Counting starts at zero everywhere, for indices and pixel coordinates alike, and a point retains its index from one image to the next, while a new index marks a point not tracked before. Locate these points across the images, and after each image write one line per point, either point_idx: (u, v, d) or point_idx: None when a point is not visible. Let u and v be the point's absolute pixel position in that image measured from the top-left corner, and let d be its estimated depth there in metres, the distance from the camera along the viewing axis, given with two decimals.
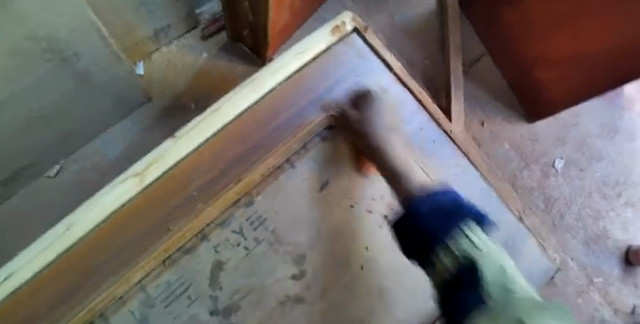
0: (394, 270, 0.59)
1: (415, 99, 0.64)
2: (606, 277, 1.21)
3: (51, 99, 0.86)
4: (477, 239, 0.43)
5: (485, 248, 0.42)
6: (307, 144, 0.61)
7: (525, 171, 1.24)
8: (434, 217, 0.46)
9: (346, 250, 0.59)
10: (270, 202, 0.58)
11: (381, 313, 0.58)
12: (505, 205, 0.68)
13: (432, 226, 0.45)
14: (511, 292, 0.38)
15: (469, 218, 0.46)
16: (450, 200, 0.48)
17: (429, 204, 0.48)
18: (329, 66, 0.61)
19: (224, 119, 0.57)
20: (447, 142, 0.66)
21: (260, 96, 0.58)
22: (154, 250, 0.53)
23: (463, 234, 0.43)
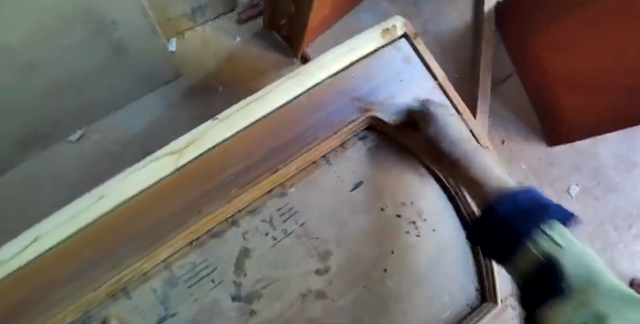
0: (416, 276, 0.59)
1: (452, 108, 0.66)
2: None
3: (69, 73, 0.86)
4: (559, 235, 0.50)
5: (565, 245, 0.49)
6: (345, 143, 0.60)
7: (539, 194, 1.24)
8: (523, 222, 0.52)
9: (372, 250, 0.58)
10: (302, 194, 0.58)
11: (400, 318, 0.57)
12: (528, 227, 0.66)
13: (520, 226, 0.51)
14: (595, 285, 0.46)
15: (553, 219, 0.52)
16: (527, 197, 0.55)
17: (513, 205, 0.54)
18: (372, 68, 0.62)
19: (259, 113, 0.57)
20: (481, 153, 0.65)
21: (294, 96, 0.58)
22: (184, 228, 0.53)
23: (543, 231, 0.50)
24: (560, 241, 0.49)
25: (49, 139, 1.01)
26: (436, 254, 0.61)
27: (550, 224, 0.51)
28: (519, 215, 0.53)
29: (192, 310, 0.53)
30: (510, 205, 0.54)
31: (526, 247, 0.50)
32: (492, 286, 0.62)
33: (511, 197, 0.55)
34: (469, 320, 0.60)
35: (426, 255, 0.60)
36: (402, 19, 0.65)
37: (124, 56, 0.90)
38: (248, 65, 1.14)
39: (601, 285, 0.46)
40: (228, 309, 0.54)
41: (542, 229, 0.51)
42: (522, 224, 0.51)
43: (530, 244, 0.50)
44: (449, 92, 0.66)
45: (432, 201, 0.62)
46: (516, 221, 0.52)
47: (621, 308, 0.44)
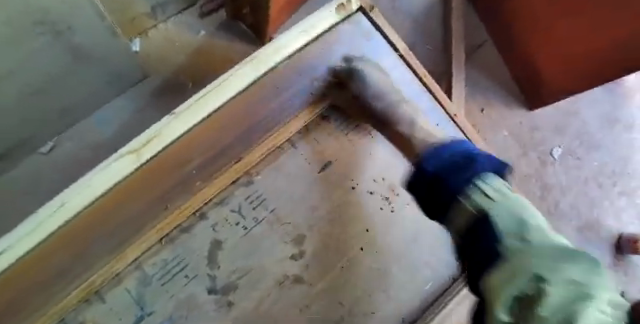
0: (395, 251, 0.58)
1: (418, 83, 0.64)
2: None
3: (26, 80, 0.81)
4: (494, 188, 0.45)
5: (498, 198, 0.44)
6: (310, 125, 0.59)
7: (522, 160, 1.23)
8: (457, 177, 0.47)
9: (348, 229, 0.57)
10: (270, 181, 0.56)
11: (381, 295, 0.57)
12: None
13: (450, 182, 0.47)
14: (526, 239, 0.40)
15: (486, 172, 0.47)
16: (461, 150, 0.52)
17: (429, 161, 0.52)
18: (331, 47, 0.58)
19: (217, 100, 0.54)
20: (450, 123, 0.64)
21: (251, 81, 0.55)
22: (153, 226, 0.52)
23: (477, 186, 0.46)
24: (497, 191, 0.45)
25: (23, 150, 1.02)
26: (413, 227, 0.60)
27: (484, 177, 0.47)
28: (449, 169, 0.49)
29: (168, 307, 0.52)
30: (435, 166, 0.50)
31: (461, 203, 0.46)
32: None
33: (431, 156, 0.52)
34: (454, 293, 0.58)
35: (402, 229, 0.59)
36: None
37: (85, 61, 0.87)
38: (217, 57, 1.12)
39: (532, 237, 0.40)
40: (204, 303, 0.53)
41: (474, 179, 0.46)
42: (445, 176, 0.48)
43: (462, 199, 0.46)
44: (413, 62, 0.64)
45: (404, 175, 0.61)
46: (437, 176, 0.49)
47: (559, 263, 0.37)
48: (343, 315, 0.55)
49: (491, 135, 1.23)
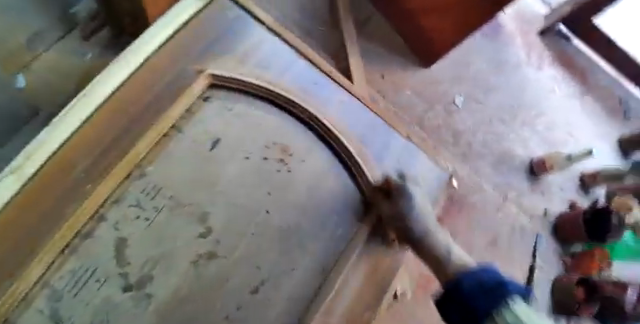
0: (300, 205, 0.61)
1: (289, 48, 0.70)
2: (519, 192, 1.36)
3: None
4: (523, 310, 0.41)
5: (529, 320, 0.40)
6: (191, 107, 0.59)
7: (430, 113, 1.31)
8: (479, 293, 0.45)
9: (249, 195, 0.59)
10: (161, 170, 0.56)
11: (297, 249, 0.59)
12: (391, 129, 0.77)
13: (479, 304, 0.44)
14: None
15: (517, 295, 0.44)
16: (494, 275, 0.47)
17: (456, 286, 0.49)
18: (202, 28, 0.64)
19: (102, 93, 0.57)
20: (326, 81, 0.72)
21: (135, 68, 0.59)
22: (60, 225, 0.48)
23: (508, 304, 0.42)
24: (533, 323, 0.40)
25: None
26: (312, 181, 0.62)
27: (506, 296, 0.43)
28: (476, 295, 0.45)
29: (87, 318, 0.45)
30: (468, 287, 0.47)
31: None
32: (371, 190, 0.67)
33: (470, 275, 0.49)
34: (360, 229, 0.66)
35: (304, 183, 0.62)
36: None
37: None
38: None
39: None
40: (123, 302, 0.48)
41: (496, 301, 0.43)
42: (466, 290, 0.47)
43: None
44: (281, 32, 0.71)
45: (294, 135, 0.62)
46: (454, 291, 0.48)
47: None
48: (263, 279, 0.57)
49: (402, 96, 1.29)
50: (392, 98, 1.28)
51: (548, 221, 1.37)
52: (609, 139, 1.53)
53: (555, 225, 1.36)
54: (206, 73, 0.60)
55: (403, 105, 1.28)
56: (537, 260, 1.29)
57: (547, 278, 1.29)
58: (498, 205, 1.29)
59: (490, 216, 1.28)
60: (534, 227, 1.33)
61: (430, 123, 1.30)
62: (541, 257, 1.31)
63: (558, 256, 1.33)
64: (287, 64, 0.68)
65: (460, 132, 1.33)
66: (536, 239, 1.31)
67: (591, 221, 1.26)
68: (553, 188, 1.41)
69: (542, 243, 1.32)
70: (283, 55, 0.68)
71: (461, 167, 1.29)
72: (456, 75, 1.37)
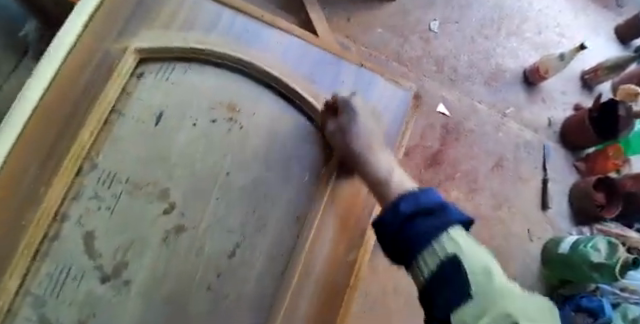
0: (258, 160, 0.58)
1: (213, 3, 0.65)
2: (517, 106, 1.29)
3: None
4: (455, 241, 0.43)
5: (464, 249, 0.42)
6: (126, 87, 0.57)
7: (407, 46, 1.25)
8: (419, 218, 0.44)
9: (205, 160, 0.57)
10: (112, 155, 0.54)
11: (265, 203, 0.58)
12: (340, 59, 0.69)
13: (413, 236, 0.44)
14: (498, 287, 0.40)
15: (455, 222, 0.44)
16: (434, 200, 0.46)
17: (395, 213, 0.46)
18: (122, 3, 0.60)
19: (38, 87, 0.52)
20: (259, 26, 0.66)
21: (65, 55, 0.54)
22: (26, 231, 0.45)
23: (444, 235, 0.43)
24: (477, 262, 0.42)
25: None
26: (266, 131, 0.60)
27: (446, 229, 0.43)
28: (424, 232, 0.43)
29: (73, 316, 0.45)
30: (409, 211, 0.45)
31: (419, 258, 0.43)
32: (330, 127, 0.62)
33: (408, 199, 0.46)
34: (326, 173, 0.61)
35: (257, 137, 0.59)
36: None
37: None
38: None
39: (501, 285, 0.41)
40: (104, 293, 0.48)
41: (439, 234, 0.43)
42: (416, 226, 0.44)
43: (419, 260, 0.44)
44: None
45: (239, 89, 0.60)
46: (398, 220, 0.45)
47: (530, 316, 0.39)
48: (238, 241, 0.56)
49: (374, 35, 1.23)
50: (363, 40, 1.21)
51: (555, 131, 1.30)
52: (604, 28, 1.44)
53: (563, 134, 1.29)
54: (133, 49, 0.58)
55: (377, 45, 1.22)
56: (549, 173, 1.25)
57: (562, 188, 1.26)
58: (496, 124, 1.25)
59: (490, 138, 1.24)
60: (540, 138, 1.28)
61: (409, 57, 1.24)
62: (553, 168, 1.26)
63: (572, 162, 1.28)
64: (215, 17, 0.63)
65: (443, 59, 1.27)
66: (544, 152, 1.27)
67: (599, 120, 1.20)
68: (554, 93, 1.32)
69: (551, 155, 1.27)
70: (210, 10, 0.64)
71: (451, 95, 1.24)
72: (426, 1, 1.30)
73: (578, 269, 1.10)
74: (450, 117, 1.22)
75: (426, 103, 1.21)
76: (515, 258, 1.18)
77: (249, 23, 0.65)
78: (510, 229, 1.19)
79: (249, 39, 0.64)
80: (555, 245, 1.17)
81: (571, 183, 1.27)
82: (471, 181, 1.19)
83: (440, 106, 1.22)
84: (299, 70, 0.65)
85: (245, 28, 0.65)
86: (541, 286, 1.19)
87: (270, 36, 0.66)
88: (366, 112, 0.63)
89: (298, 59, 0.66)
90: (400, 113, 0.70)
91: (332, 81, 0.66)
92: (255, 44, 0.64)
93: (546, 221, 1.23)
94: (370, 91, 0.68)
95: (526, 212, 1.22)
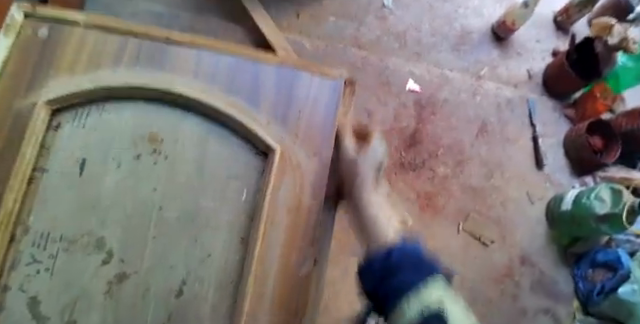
0: (190, 187, 0.55)
1: (110, 34, 0.59)
2: (492, 65, 1.22)
3: None
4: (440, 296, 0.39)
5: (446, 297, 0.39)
6: (46, 142, 0.55)
7: (363, 29, 1.19)
8: (409, 272, 0.40)
9: (135, 199, 0.55)
10: (44, 215, 0.53)
11: (206, 232, 0.54)
12: (256, 60, 0.59)
13: (398, 280, 0.40)
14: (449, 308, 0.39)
15: None
16: None
17: (385, 259, 0.42)
18: (26, 57, 0.56)
19: None
20: (163, 47, 0.59)
21: None
22: None
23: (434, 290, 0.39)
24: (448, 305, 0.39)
25: None
26: (194, 155, 0.56)
27: (428, 282, 0.39)
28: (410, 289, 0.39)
29: None
30: (398, 259, 0.41)
31: (398, 307, 0.39)
32: (259, 137, 0.56)
33: (398, 252, 0.42)
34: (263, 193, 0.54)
35: (183, 165, 0.56)
36: (18, 4, 0.57)
37: None
38: None
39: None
40: None
41: (419, 283, 0.39)
42: (400, 276, 0.40)
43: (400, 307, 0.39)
44: (92, 22, 0.59)
45: (158, 118, 0.57)
46: (387, 275, 0.41)
47: None
48: (184, 277, 0.53)
49: (328, 25, 1.17)
50: (317, 33, 1.16)
51: (538, 82, 1.23)
52: None
53: (546, 84, 1.22)
54: (41, 103, 0.55)
55: (333, 35, 1.17)
56: (538, 128, 1.19)
57: (555, 140, 1.20)
58: (472, 89, 1.19)
59: (469, 105, 1.18)
60: (522, 94, 1.21)
61: (367, 39, 1.19)
62: (542, 122, 1.20)
63: (560, 111, 1.21)
64: (117, 48, 0.58)
65: (404, 33, 1.21)
66: (529, 107, 1.20)
67: (576, 63, 1.17)
68: (528, 43, 1.25)
69: (537, 109, 1.21)
70: (113, 40, 0.59)
71: (419, 69, 1.19)
72: None
73: (583, 223, 1.05)
74: (421, 92, 1.17)
75: (393, 84, 1.16)
76: (519, 224, 1.13)
77: (151, 46, 0.59)
78: (508, 193, 1.14)
79: (154, 64, 0.58)
80: (558, 202, 1.11)
81: (564, 134, 1.20)
82: (456, 153, 1.14)
83: (409, 83, 1.17)
84: (212, 86, 0.58)
85: (149, 54, 0.58)
86: (551, 248, 1.13)
87: (177, 55, 0.58)
88: (292, 118, 0.58)
89: (212, 73, 0.58)
90: (334, 98, 0.60)
91: (250, 88, 0.58)
92: (163, 69, 0.58)
93: (545, 178, 1.17)
94: (295, 90, 0.59)
95: (521, 173, 1.16)
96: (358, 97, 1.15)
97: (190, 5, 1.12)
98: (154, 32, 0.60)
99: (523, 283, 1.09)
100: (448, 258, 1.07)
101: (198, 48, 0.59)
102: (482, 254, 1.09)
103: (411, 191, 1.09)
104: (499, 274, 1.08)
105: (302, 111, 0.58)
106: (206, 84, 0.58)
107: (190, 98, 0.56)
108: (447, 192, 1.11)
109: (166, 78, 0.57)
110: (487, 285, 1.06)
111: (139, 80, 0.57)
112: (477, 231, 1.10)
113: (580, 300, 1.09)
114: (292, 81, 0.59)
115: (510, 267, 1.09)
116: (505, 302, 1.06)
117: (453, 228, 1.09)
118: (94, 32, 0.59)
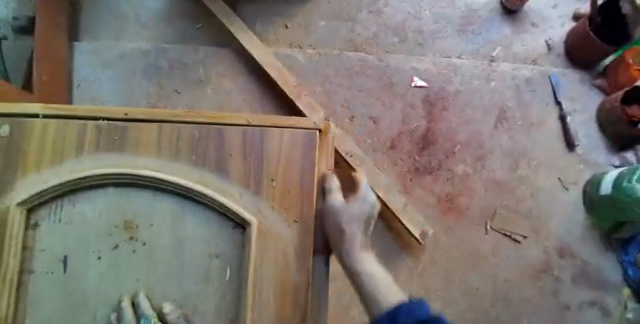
0: (174, 271, 0.54)
1: (70, 119, 0.57)
2: (504, 44, 1.10)
3: None
4: None
5: None
6: (28, 241, 0.54)
7: (358, 28, 1.10)
8: None
9: (121, 291, 0.53)
10: (36, 317, 0.52)
11: (196, 315, 0.53)
12: (221, 128, 0.57)
13: None
14: None
15: None
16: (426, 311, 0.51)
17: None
18: None
19: None
20: (125, 126, 0.57)
21: None
22: None
23: None
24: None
25: None
26: (172, 238, 0.55)
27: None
28: None
29: None
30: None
31: None
32: (233, 211, 0.55)
33: None
34: (247, 270, 0.53)
35: (163, 249, 0.54)
36: None
37: None
38: None
39: None
40: None
41: None
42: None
43: None
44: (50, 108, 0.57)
45: (131, 203, 0.55)
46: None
47: None
48: None
49: (319, 32, 1.09)
50: (308, 42, 1.09)
51: (559, 54, 1.10)
52: None
53: (569, 55, 1.09)
54: (14, 205, 0.53)
55: (325, 41, 1.09)
56: (565, 106, 1.08)
57: (586, 116, 1.08)
58: (485, 74, 1.09)
59: (484, 91, 1.08)
60: (543, 70, 1.09)
61: (363, 39, 1.09)
62: (570, 98, 1.08)
63: (589, 83, 1.09)
64: (80, 134, 0.56)
65: (403, 24, 1.10)
66: (552, 83, 1.08)
67: (603, 28, 1.04)
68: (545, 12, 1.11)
69: (562, 84, 1.09)
70: (72, 128, 0.56)
71: (424, 63, 1.09)
72: None
73: (628, 210, 0.92)
74: (428, 87, 1.07)
75: (397, 82, 1.07)
76: (553, 212, 1.04)
77: (113, 128, 0.57)
78: (537, 183, 1.05)
79: (120, 148, 0.57)
80: (595, 188, 1.00)
81: (595, 107, 1.08)
82: (476, 148, 1.05)
83: (415, 80, 1.08)
84: (179, 162, 0.57)
85: (113, 137, 0.57)
86: (593, 235, 1.04)
87: (141, 135, 0.57)
88: (265, 184, 0.57)
89: (178, 148, 0.57)
90: (308, 153, 0.58)
91: (217, 158, 0.57)
92: (130, 152, 0.57)
93: (579, 160, 1.06)
94: (266, 153, 0.57)
95: (552, 158, 1.06)
96: (361, 102, 1.07)
97: (176, 36, 1.07)
98: (113, 110, 0.57)
99: (564, 277, 1.02)
100: (479, 262, 1.01)
101: (160, 123, 0.57)
102: (513, 252, 1.02)
103: (430, 196, 1.03)
104: (534, 270, 1.02)
105: (275, 176, 0.57)
106: (173, 161, 0.57)
107: (159, 180, 0.55)
108: (470, 192, 1.03)
109: (134, 160, 0.56)
110: (521, 283, 1.01)
111: (105, 167, 0.55)
112: (506, 228, 1.03)
113: (632, 288, 1.02)
114: (260, 145, 0.57)
115: (546, 264, 1.02)
116: (545, 298, 1.01)
117: (481, 230, 1.02)
118: (53, 121, 0.56)
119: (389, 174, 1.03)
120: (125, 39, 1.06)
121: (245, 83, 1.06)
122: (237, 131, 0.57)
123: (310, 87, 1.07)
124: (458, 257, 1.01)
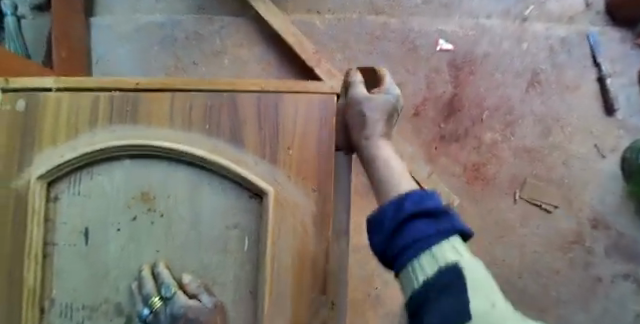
0: (192, 243, 0.54)
1: (83, 92, 0.56)
2: (538, 0, 1.02)
3: None
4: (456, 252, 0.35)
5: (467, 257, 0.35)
6: (49, 215, 0.55)
7: None
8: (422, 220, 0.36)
9: (141, 262, 0.54)
10: (62, 287, 0.54)
11: (215, 287, 0.53)
12: (235, 96, 0.55)
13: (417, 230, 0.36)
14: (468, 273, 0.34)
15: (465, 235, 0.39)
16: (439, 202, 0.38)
17: (397, 212, 0.38)
18: (13, 136, 0.56)
19: None
20: (138, 98, 0.56)
21: None
22: None
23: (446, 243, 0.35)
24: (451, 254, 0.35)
25: None
26: (190, 210, 0.54)
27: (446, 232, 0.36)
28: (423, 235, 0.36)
29: None
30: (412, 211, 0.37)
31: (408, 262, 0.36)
32: (249, 181, 0.53)
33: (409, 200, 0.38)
34: (265, 242, 0.52)
35: (181, 221, 0.54)
36: None
37: None
38: None
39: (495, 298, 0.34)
40: None
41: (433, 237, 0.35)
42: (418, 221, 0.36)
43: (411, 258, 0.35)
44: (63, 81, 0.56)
45: (147, 175, 0.55)
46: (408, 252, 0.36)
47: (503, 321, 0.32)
48: None
49: None
50: (327, 6, 1.04)
51: (598, 10, 1.02)
52: None
53: (609, 13, 1.01)
54: (35, 179, 0.54)
55: (345, 5, 1.04)
56: (604, 68, 1.00)
57: (627, 80, 1.01)
58: (517, 35, 1.02)
59: (514, 54, 1.01)
60: (580, 29, 1.01)
61: (385, 1, 1.04)
62: (610, 59, 1.01)
63: (631, 42, 1.01)
64: (95, 108, 0.56)
65: None
66: (590, 43, 1.01)
67: None
68: None
69: (601, 44, 1.01)
70: (86, 99, 0.56)
71: (450, 25, 1.02)
72: None
73: None
74: (455, 50, 1.02)
75: (421, 47, 1.02)
76: (588, 180, 0.99)
77: (127, 99, 0.56)
78: (571, 151, 0.99)
79: (134, 120, 0.56)
80: (635, 155, 0.95)
81: (638, 69, 1.00)
82: (506, 114, 1.00)
83: (440, 43, 1.02)
84: (193, 133, 0.55)
85: (126, 109, 0.56)
86: (629, 205, 0.99)
87: (155, 107, 0.56)
88: (281, 154, 0.55)
89: (192, 119, 0.55)
90: (325, 120, 0.55)
91: (232, 128, 0.55)
92: (144, 124, 0.55)
93: (618, 126, 0.99)
94: (281, 121, 0.55)
95: (588, 124, 1.00)
96: (383, 68, 1.02)
97: (191, 6, 1.04)
98: (126, 81, 0.56)
99: (596, 249, 0.97)
100: (506, 232, 0.98)
101: (174, 92, 0.56)
102: (543, 223, 0.98)
103: (455, 166, 0.99)
104: (566, 241, 0.98)
105: (291, 146, 0.55)
106: (187, 133, 0.55)
107: (174, 151, 0.54)
108: (498, 161, 0.99)
109: (149, 131, 0.55)
110: (550, 254, 0.98)
111: (120, 139, 0.55)
112: (537, 198, 0.98)
113: None
114: (276, 113, 0.55)
115: (578, 235, 0.98)
116: (575, 270, 0.97)
117: (509, 199, 0.98)
118: (66, 94, 0.56)
119: (412, 145, 0.99)
120: (142, 10, 1.05)
121: (263, 52, 1.03)
122: (251, 99, 0.55)
123: (329, 55, 1.03)
124: (484, 228, 0.98)
